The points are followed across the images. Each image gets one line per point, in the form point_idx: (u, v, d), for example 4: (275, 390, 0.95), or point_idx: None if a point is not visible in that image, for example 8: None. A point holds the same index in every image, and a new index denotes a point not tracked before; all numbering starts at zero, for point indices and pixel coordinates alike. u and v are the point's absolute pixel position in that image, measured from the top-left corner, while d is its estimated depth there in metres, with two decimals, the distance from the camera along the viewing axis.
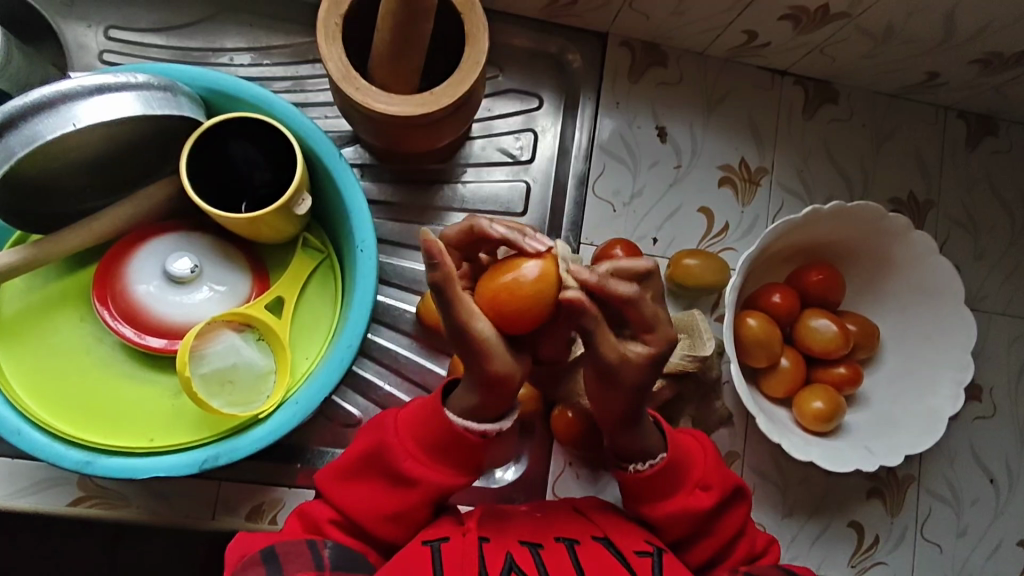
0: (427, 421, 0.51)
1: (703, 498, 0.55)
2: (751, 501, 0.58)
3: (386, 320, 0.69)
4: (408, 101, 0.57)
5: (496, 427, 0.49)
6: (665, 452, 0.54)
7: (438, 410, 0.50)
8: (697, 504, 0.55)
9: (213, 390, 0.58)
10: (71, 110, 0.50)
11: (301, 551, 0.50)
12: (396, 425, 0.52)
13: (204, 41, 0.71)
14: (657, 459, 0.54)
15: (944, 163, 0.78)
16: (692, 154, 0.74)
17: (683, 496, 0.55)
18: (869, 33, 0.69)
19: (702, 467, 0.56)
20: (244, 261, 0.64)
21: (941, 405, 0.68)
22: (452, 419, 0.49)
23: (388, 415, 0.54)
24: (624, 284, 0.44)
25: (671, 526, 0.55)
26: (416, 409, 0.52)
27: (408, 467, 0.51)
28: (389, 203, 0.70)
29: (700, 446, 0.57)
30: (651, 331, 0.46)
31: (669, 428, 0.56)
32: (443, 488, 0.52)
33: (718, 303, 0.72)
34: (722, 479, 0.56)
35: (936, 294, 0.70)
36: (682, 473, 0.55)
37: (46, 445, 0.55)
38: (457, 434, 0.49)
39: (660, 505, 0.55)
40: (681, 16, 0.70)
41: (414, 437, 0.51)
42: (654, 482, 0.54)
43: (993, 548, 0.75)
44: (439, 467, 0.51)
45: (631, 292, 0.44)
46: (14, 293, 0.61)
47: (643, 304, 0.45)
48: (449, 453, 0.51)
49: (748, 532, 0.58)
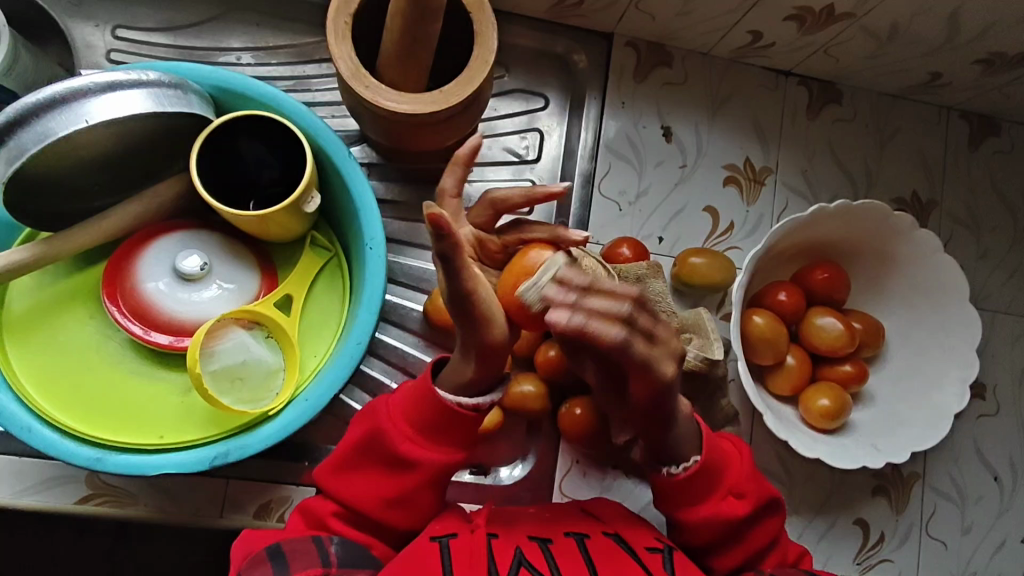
0: (416, 402, 0.51)
1: (736, 504, 0.55)
2: (786, 515, 0.58)
3: (393, 318, 0.69)
4: (417, 99, 0.57)
5: (487, 400, 0.50)
6: (699, 454, 0.54)
7: (427, 390, 0.50)
8: (731, 511, 0.55)
9: (223, 387, 0.59)
10: (83, 108, 0.50)
11: (308, 549, 0.50)
12: (387, 410, 0.52)
13: (210, 41, 0.71)
14: (691, 461, 0.53)
15: (945, 163, 0.79)
16: (697, 154, 0.75)
17: (716, 503, 0.55)
18: (873, 34, 0.70)
19: (737, 472, 0.56)
20: (252, 258, 0.64)
21: (946, 403, 0.68)
22: (444, 397, 0.50)
23: (378, 403, 0.53)
24: (610, 325, 0.40)
25: (699, 529, 0.56)
26: (407, 392, 0.52)
27: (406, 450, 0.51)
28: (396, 202, 0.70)
29: (737, 453, 0.57)
30: (662, 338, 0.43)
31: (708, 432, 0.55)
32: (442, 468, 0.52)
33: (723, 302, 0.73)
34: (756, 486, 0.56)
35: (941, 293, 0.71)
36: (717, 478, 0.55)
37: (56, 442, 0.55)
38: (451, 412, 0.50)
39: (690, 510, 0.55)
40: (687, 17, 0.70)
41: (407, 418, 0.51)
42: (689, 485, 0.54)
43: (998, 546, 0.75)
44: (437, 446, 0.52)
45: (620, 339, 0.40)
46: (22, 291, 0.61)
47: (634, 343, 0.41)
48: (444, 431, 0.51)
49: (779, 546, 0.58)
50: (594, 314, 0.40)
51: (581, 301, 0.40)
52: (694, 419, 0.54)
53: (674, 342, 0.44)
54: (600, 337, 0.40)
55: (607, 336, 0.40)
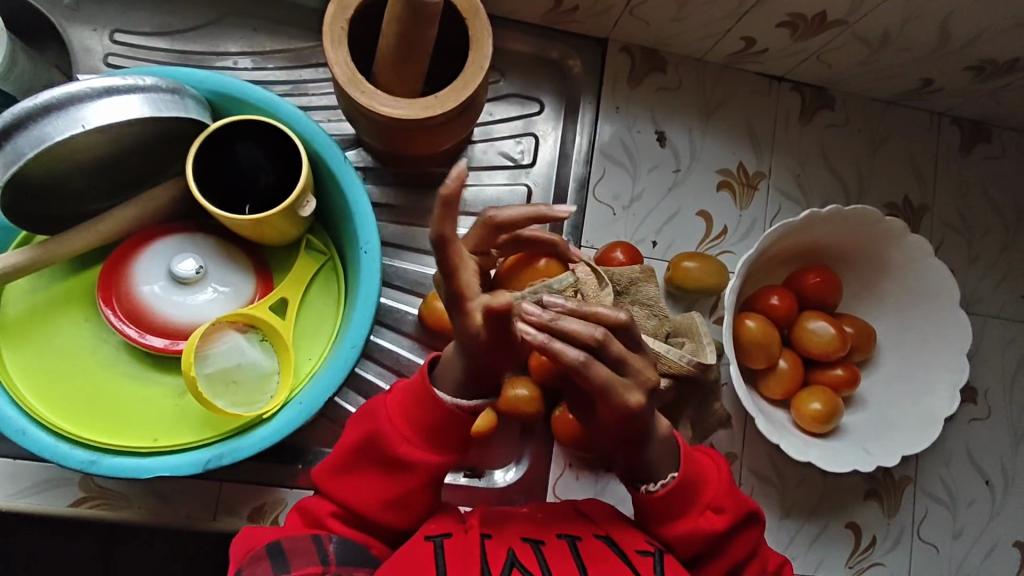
0: (417, 404, 0.51)
1: (714, 520, 0.55)
2: (764, 524, 0.58)
3: (388, 322, 0.69)
4: (412, 104, 0.58)
5: (484, 402, 0.50)
6: (677, 471, 0.53)
7: (431, 393, 0.50)
8: (708, 526, 0.54)
9: (217, 390, 0.59)
10: (80, 112, 0.51)
11: (308, 548, 0.50)
12: (386, 412, 0.52)
13: (207, 45, 0.71)
14: (668, 478, 0.53)
15: (938, 168, 0.80)
16: (691, 158, 0.75)
17: (694, 517, 0.54)
18: (866, 41, 0.70)
19: (714, 488, 0.55)
20: (248, 263, 0.65)
21: (937, 407, 0.68)
22: (442, 397, 0.50)
23: (376, 404, 0.53)
24: (569, 347, 0.42)
25: (682, 543, 0.55)
26: (405, 391, 0.52)
27: (404, 451, 0.51)
28: (391, 206, 0.71)
29: (716, 469, 0.56)
30: (634, 370, 0.44)
31: (687, 449, 0.54)
32: (439, 468, 0.53)
33: (717, 306, 0.73)
34: (735, 502, 0.56)
35: (933, 296, 0.71)
36: (694, 493, 0.54)
37: (51, 445, 0.55)
38: (450, 412, 0.50)
39: (671, 526, 0.54)
40: (682, 23, 0.71)
41: (408, 420, 0.51)
42: (668, 499, 0.53)
43: (988, 550, 0.75)
44: (435, 449, 0.52)
45: (580, 358, 0.42)
46: (18, 294, 0.62)
47: (593, 368, 0.42)
48: (441, 433, 0.51)
49: (757, 554, 0.58)
50: (564, 320, 0.42)
51: (558, 320, 0.42)
52: (673, 437, 0.53)
53: (645, 373, 0.45)
54: (561, 355, 0.42)
55: (569, 353, 0.42)
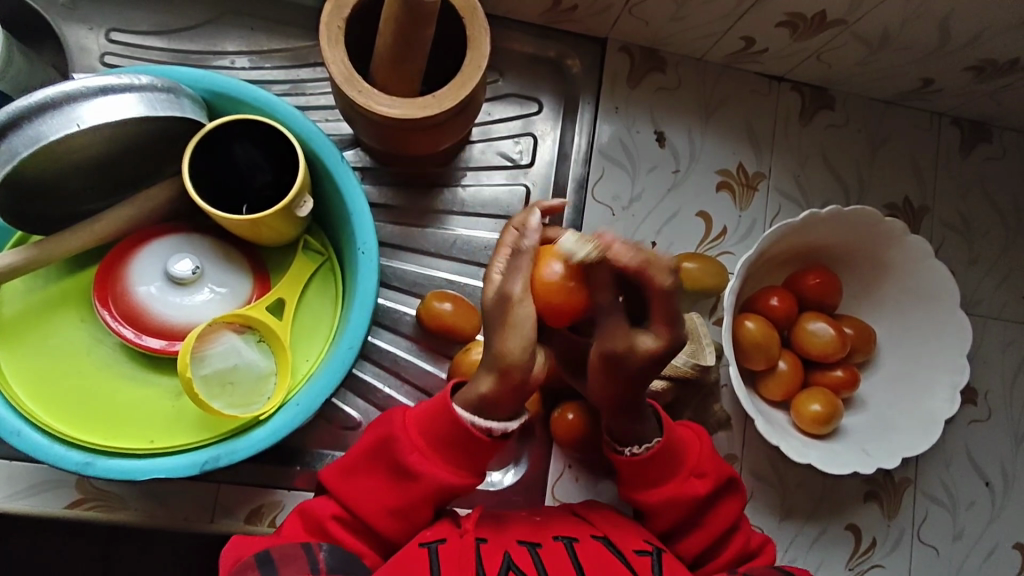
0: (435, 415, 0.51)
1: (697, 486, 0.57)
2: (744, 494, 0.60)
3: (385, 323, 0.69)
4: (410, 104, 0.58)
5: (501, 427, 0.51)
6: (660, 436, 0.56)
7: (449, 406, 0.51)
8: (692, 491, 0.57)
9: (213, 392, 0.58)
10: (75, 111, 0.50)
11: (297, 555, 0.50)
12: (403, 421, 0.53)
13: (204, 44, 0.71)
14: (652, 442, 0.55)
15: (938, 169, 0.79)
16: (691, 159, 0.75)
17: (677, 484, 0.56)
18: (865, 40, 0.70)
19: (696, 455, 0.58)
20: (246, 263, 0.64)
21: (937, 409, 0.68)
22: (462, 414, 0.50)
23: (394, 413, 0.54)
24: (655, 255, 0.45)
25: (662, 512, 0.57)
26: (426, 406, 0.53)
27: (413, 460, 0.52)
28: (389, 206, 0.70)
29: (696, 438, 0.59)
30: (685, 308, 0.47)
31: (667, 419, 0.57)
32: (448, 487, 0.53)
33: (716, 307, 0.73)
34: (715, 467, 0.58)
35: (933, 298, 0.71)
36: (677, 461, 0.56)
37: (45, 446, 0.55)
38: (466, 431, 0.50)
39: (651, 491, 0.56)
40: (681, 23, 0.70)
41: (423, 430, 0.52)
42: (650, 465, 0.55)
43: (988, 552, 0.75)
44: (446, 465, 0.52)
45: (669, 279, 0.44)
46: (14, 294, 0.61)
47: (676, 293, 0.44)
48: (454, 448, 0.51)
49: (739, 528, 0.59)
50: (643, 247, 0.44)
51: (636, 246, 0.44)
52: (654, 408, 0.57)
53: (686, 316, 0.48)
54: (654, 274, 0.43)
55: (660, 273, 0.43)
